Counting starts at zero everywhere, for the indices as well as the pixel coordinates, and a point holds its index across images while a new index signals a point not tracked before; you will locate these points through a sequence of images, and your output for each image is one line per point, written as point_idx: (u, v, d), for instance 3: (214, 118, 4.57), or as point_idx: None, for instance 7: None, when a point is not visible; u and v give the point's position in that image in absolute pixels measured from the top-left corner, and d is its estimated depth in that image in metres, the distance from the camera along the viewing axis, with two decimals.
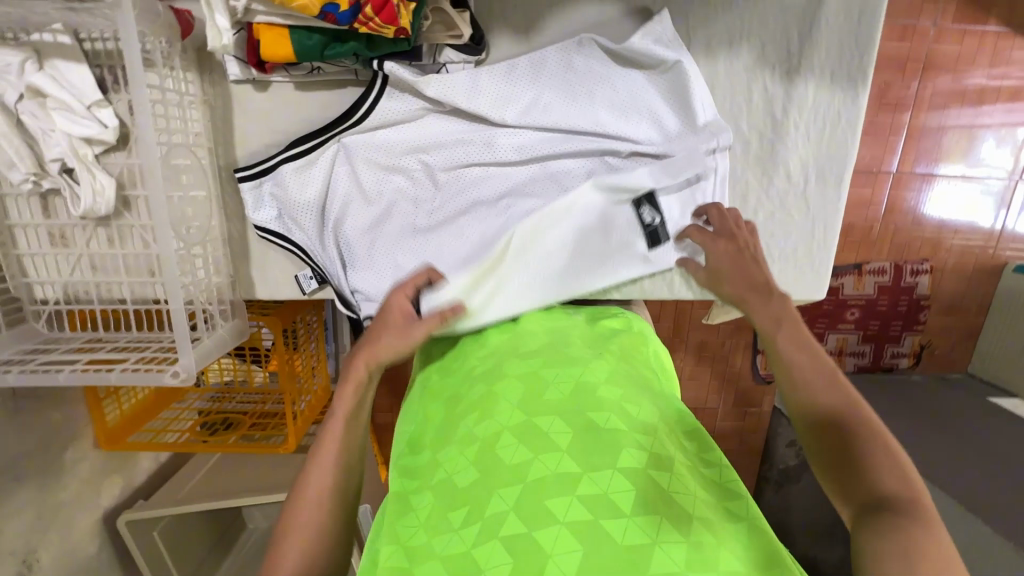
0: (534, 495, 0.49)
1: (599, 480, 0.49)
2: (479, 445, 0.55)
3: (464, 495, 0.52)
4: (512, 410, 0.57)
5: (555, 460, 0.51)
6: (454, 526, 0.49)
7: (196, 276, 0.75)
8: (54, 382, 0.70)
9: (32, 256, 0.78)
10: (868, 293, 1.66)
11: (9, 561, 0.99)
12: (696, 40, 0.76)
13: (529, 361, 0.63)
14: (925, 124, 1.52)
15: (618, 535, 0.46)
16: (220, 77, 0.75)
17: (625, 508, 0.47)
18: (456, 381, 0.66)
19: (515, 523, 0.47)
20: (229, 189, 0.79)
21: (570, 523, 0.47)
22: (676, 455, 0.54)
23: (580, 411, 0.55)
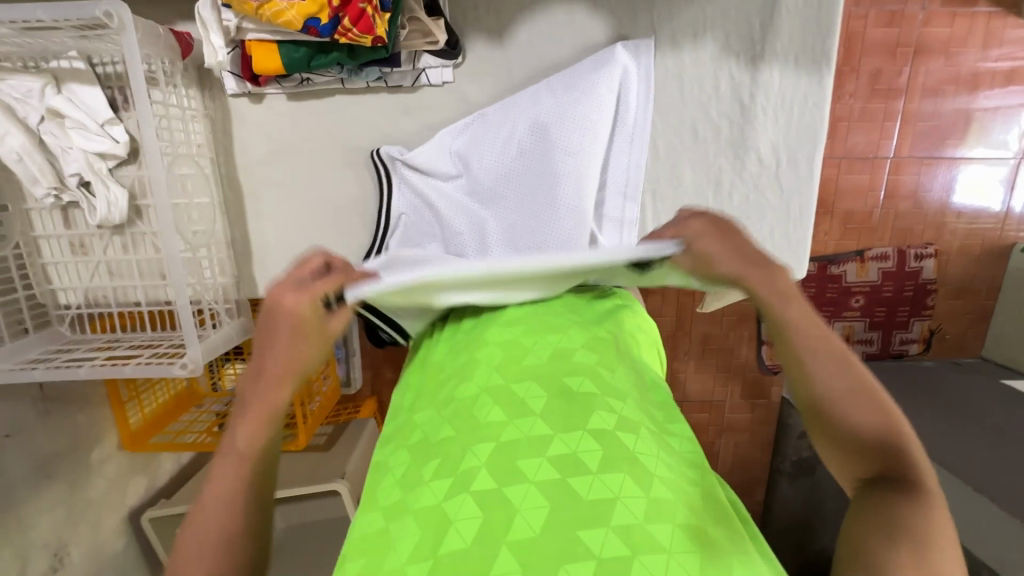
0: (504, 453, 0.51)
1: (568, 441, 0.51)
2: (457, 406, 0.58)
3: (440, 448, 0.55)
4: (490, 375, 0.60)
5: (528, 424, 0.54)
6: (426, 480, 0.52)
7: (203, 277, 0.81)
8: (76, 376, 0.76)
9: (56, 265, 0.86)
10: (872, 279, 1.65)
11: (42, 555, 1.05)
12: (661, 34, 0.80)
13: (509, 330, 0.66)
14: (919, 109, 1.52)
15: (581, 491, 0.47)
16: (219, 92, 0.82)
17: (590, 466, 0.49)
18: (442, 351, 0.70)
19: (487, 477, 0.49)
20: (230, 195, 0.85)
21: (538, 480, 0.49)
22: (645, 419, 0.56)
23: (556, 378, 0.59)
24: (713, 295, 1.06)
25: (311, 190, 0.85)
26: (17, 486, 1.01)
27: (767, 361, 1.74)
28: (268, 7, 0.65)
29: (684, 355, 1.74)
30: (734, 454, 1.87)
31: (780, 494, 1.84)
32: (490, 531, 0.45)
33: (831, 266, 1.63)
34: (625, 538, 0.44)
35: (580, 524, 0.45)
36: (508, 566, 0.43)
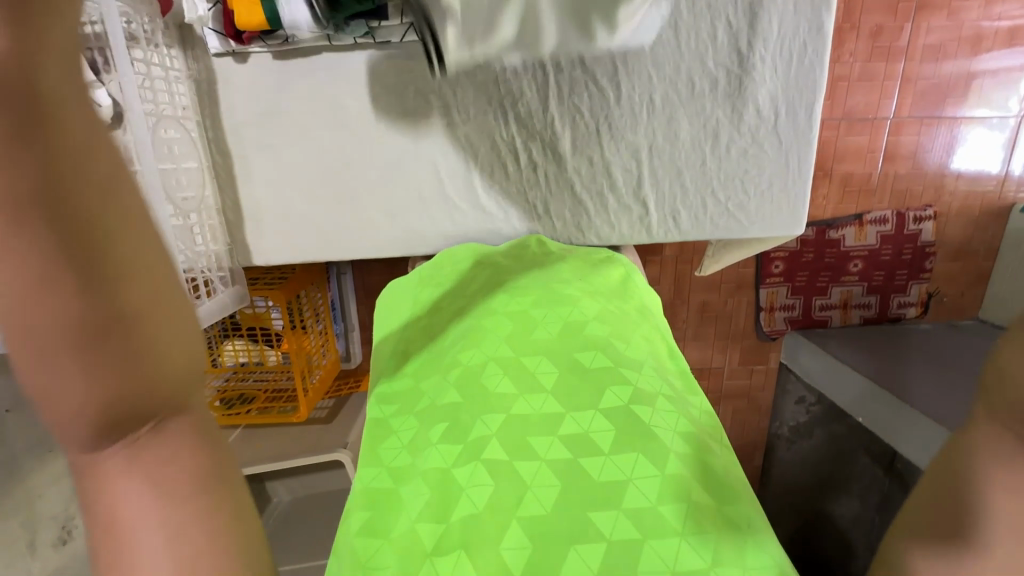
0: (514, 429, 0.51)
1: (581, 420, 0.51)
2: (464, 371, 0.58)
3: (448, 413, 0.55)
4: (499, 346, 0.60)
5: (539, 401, 0.53)
6: (434, 442, 0.52)
7: (195, 245, 0.82)
8: None
9: None
10: (870, 243, 1.65)
11: (52, 526, 1.05)
12: None
13: (518, 300, 0.66)
14: (920, 67, 1.49)
15: (593, 472, 0.47)
16: (202, 52, 0.78)
17: (602, 447, 0.49)
18: (447, 317, 0.69)
19: (495, 449, 0.49)
20: (220, 161, 0.83)
21: (549, 458, 0.48)
22: (663, 390, 0.55)
23: (568, 352, 0.58)
24: (713, 256, 1.06)
25: (303, 155, 0.83)
26: (21, 458, 1.01)
27: (766, 327, 1.74)
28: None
29: (683, 323, 1.74)
30: (734, 421, 1.88)
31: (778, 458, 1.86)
32: (500, 503, 0.46)
33: (829, 230, 1.63)
34: (641, 519, 0.43)
35: (592, 503, 0.45)
36: (520, 540, 0.43)
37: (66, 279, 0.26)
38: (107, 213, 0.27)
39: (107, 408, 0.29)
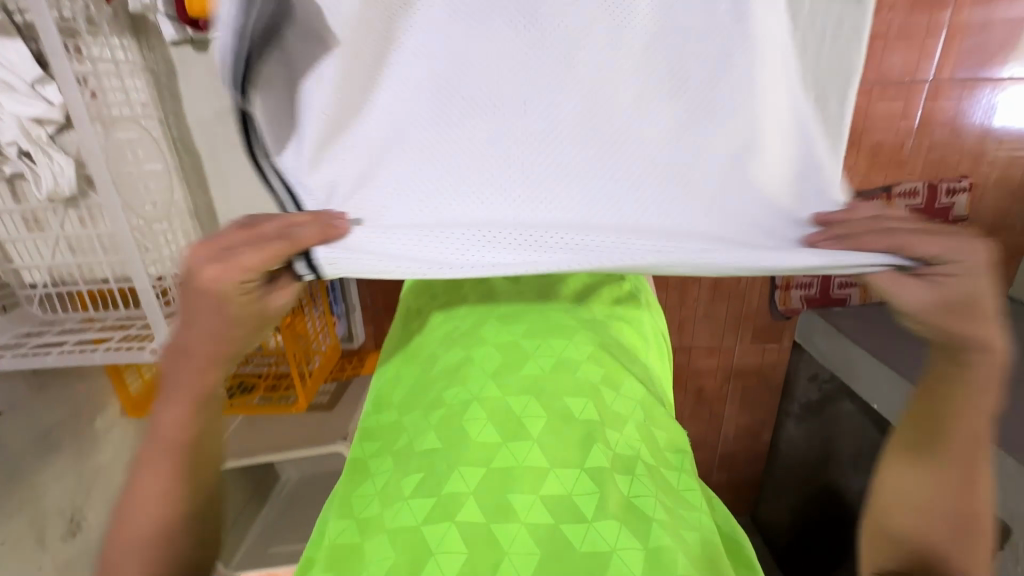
0: (494, 483, 0.47)
1: (565, 480, 0.47)
2: (446, 412, 0.53)
3: (425, 462, 0.50)
4: (484, 383, 0.55)
5: (523, 450, 0.49)
6: (406, 496, 0.48)
7: (163, 253, 0.75)
8: (43, 364, 0.72)
9: (13, 242, 0.80)
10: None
11: (59, 521, 1.08)
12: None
13: (510, 329, 0.60)
14: (970, 20, 1.27)
15: (575, 542, 0.44)
16: (158, 41, 0.73)
17: (585, 513, 0.45)
18: (434, 339, 0.64)
19: (473, 509, 0.45)
20: (189, 163, 0.79)
21: (529, 523, 0.45)
22: (639, 453, 0.52)
23: (555, 394, 0.53)
24: None
25: None
26: (19, 457, 1.01)
27: (780, 306, 1.67)
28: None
29: (694, 301, 1.66)
30: (744, 399, 1.84)
31: (788, 436, 1.83)
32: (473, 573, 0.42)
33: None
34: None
35: None
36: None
37: (177, 467, 0.51)
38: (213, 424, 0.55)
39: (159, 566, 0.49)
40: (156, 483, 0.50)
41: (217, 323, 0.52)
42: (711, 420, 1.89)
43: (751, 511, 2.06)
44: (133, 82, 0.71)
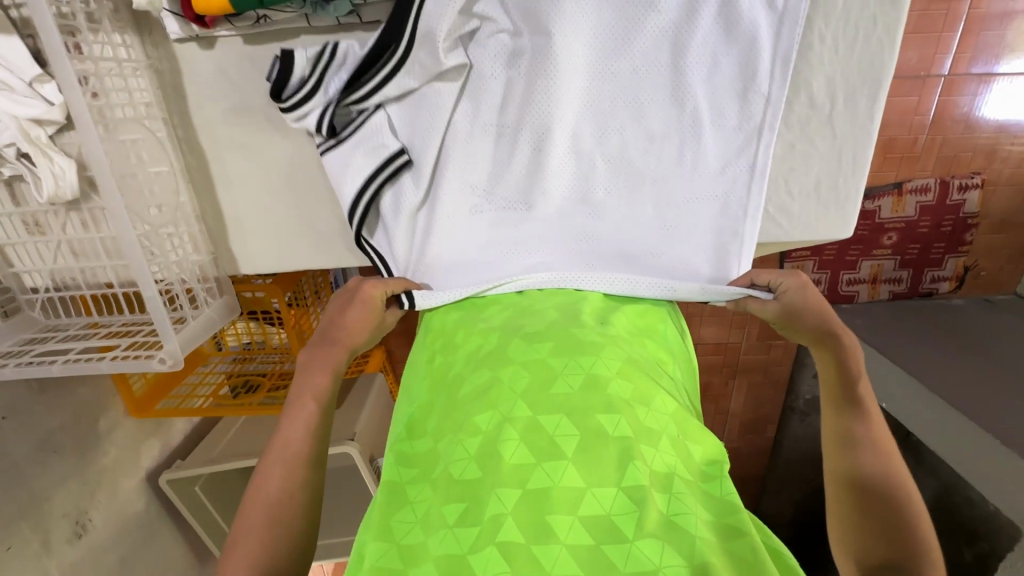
0: (532, 504, 0.47)
1: (602, 499, 0.47)
2: (479, 433, 0.53)
3: (465, 490, 0.50)
4: (514, 401, 0.54)
5: (559, 470, 0.49)
6: (448, 522, 0.48)
7: (170, 255, 0.73)
8: (48, 373, 0.70)
9: (14, 246, 0.77)
10: (908, 215, 1.43)
11: (64, 523, 1.07)
12: (660, 66, 0.68)
13: (536, 347, 0.60)
14: (987, 12, 1.24)
15: (618, 563, 0.44)
16: (162, 37, 0.68)
17: (626, 533, 0.45)
18: (460, 360, 0.63)
19: (514, 531, 0.45)
20: (194, 161, 0.74)
21: (568, 544, 0.45)
22: (676, 468, 0.51)
23: (588, 411, 0.52)
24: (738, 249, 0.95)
25: (289, 157, 0.74)
26: (21, 462, 0.99)
27: None
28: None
29: (701, 297, 1.65)
30: (749, 395, 1.84)
31: (792, 431, 1.82)
32: None
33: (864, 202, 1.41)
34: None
35: None
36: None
37: (295, 463, 0.58)
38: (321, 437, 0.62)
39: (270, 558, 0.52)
40: (274, 480, 0.56)
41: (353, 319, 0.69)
42: (716, 417, 1.89)
43: (754, 507, 2.07)
44: (134, 79, 0.68)
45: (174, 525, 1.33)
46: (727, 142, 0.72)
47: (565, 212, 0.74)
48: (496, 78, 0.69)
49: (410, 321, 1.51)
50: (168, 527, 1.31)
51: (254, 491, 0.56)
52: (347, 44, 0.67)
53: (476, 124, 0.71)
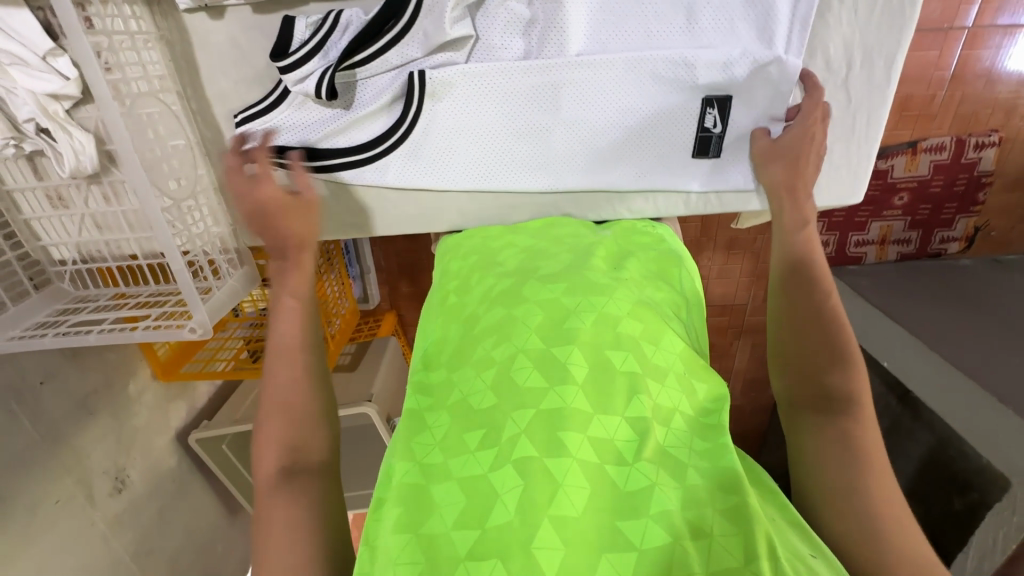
0: (543, 427, 0.56)
1: (607, 425, 0.57)
2: (498, 367, 0.63)
3: (482, 418, 0.60)
4: (528, 336, 0.64)
5: (569, 394, 0.58)
6: (471, 449, 0.57)
7: (193, 227, 0.75)
8: (85, 343, 0.74)
9: (39, 219, 0.79)
10: (921, 174, 1.41)
11: (103, 479, 1.14)
12: (674, 27, 0.69)
13: (551, 287, 0.69)
14: None
15: (620, 481, 0.54)
16: (170, 7, 0.67)
17: (627, 457, 0.55)
18: (474, 299, 0.73)
19: (529, 452, 0.55)
20: (209, 135, 0.75)
21: (580, 459, 0.54)
22: (678, 404, 0.61)
23: (599, 351, 0.62)
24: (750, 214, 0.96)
25: None
26: (62, 423, 1.05)
27: None
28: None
29: (708, 260, 1.66)
30: (753, 355, 1.88)
31: None
32: (530, 502, 0.51)
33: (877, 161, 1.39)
34: (666, 527, 0.50)
35: (621, 515, 0.51)
36: (551, 543, 0.49)
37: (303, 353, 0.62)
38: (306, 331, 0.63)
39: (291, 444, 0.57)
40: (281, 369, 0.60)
41: (288, 211, 0.66)
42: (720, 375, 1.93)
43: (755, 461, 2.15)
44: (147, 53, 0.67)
45: (204, 479, 1.41)
46: (749, 113, 0.74)
47: (567, 157, 0.77)
48: (509, 48, 0.70)
49: (420, 285, 1.54)
50: (198, 481, 1.39)
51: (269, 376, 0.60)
52: (351, 12, 0.66)
53: (483, 82, 0.71)
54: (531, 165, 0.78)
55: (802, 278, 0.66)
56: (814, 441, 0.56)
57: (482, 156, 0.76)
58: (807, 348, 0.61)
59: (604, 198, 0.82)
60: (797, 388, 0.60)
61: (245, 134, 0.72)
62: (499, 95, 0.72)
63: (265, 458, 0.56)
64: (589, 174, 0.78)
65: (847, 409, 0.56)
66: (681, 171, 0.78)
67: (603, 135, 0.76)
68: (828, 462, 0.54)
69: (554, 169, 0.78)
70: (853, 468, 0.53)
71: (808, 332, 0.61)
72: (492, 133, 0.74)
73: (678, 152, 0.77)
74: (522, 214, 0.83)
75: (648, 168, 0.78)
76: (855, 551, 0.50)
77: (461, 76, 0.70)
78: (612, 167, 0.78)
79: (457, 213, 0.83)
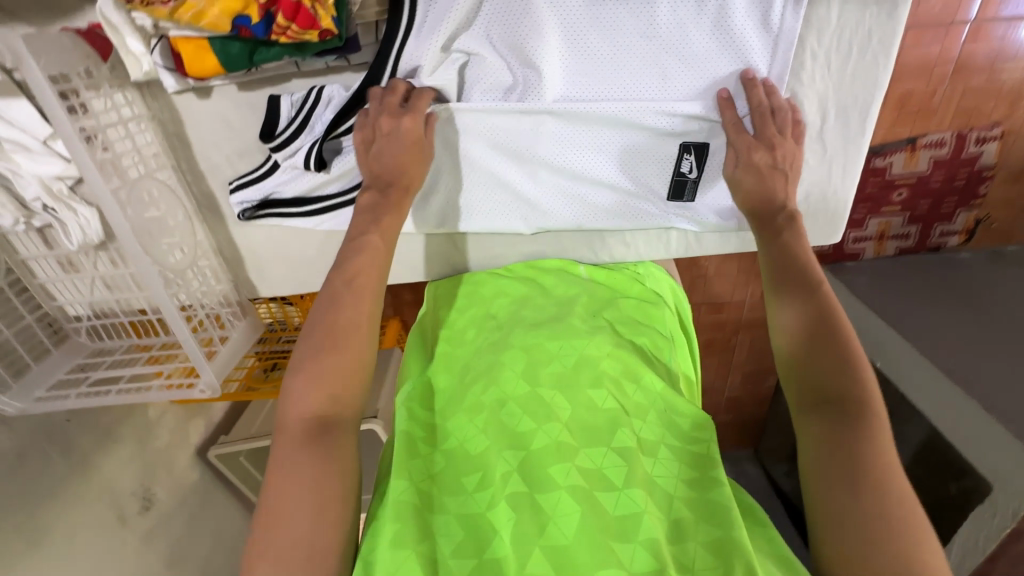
0: (532, 463, 0.61)
1: (594, 456, 0.61)
2: (488, 411, 0.67)
3: (477, 461, 0.63)
4: (515, 380, 0.69)
5: (554, 431, 0.63)
6: (469, 490, 0.60)
7: (200, 284, 0.80)
8: (102, 402, 0.79)
9: (52, 282, 0.84)
10: (921, 170, 1.27)
11: (132, 499, 1.21)
12: (648, 80, 0.69)
13: (534, 333, 0.74)
14: None
15: (610, 506, 0.57)
16: (159, 89, 0.69)
17: (616, 483, 0.59)
18: (466, 352, 0.75)
19: (518, 488, 0.59)
20: (204, 202, 0.78)
21: (568, 487, 0.58)
22: (663, 438, 0.66)
23: (579, 390, 0.67)
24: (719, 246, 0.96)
25: None
26: (90, 451, 1.13)
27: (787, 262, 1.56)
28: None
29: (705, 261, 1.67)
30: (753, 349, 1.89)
31: None
32: (522, 535, 0.55)
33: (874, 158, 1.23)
34: (654, 551, 0.53)
35: (614, 536, 0.54)
36: (542, 569, 0.52)
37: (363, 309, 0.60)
38: (361, 285, 0.60)
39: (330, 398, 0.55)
40: (339, 314, 0.59)
41: (405, 157, 0.64)
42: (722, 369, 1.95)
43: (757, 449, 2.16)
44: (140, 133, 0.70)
45: (226, 487, 1.50)
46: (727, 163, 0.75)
47: (551, 200, 0.79)
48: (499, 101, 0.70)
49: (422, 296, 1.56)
50: (220, 490, 1.47)
51: (327, 321, 0.58)
52: (333, 88, 0.68)
53: (469, 131, 0.72)
54: (517, 205, 0.79)
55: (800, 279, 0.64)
56: (817, 447, 0.53)
57: (473, 202, 0.79)
58: (811, 353, 0.58)
59: (586, 243, 0.85)
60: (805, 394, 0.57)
61: (237, 201, 0.75)
62: (483, 141, 0.73)
63: (305, 397, 0.54)
64: (573, 218, 0.80)
65: (855, 410, 0.53)
66: (662, 219, 0.80)
67: (584, 183, 0.77)
68: (833, 466, 0.51)
69: (540, 211, 0.80)
70: (854, 474, 0.49)
71: (812, 335, 0.59)
72: (482, 173, 0.76)
73: (656, 196, 0.78)
74: (510, 260, 0.87)
75: (629, 213, 0.80)
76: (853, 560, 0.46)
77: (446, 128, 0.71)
78: (594, 210, 0.80)
79: (445, 258, 0.87)
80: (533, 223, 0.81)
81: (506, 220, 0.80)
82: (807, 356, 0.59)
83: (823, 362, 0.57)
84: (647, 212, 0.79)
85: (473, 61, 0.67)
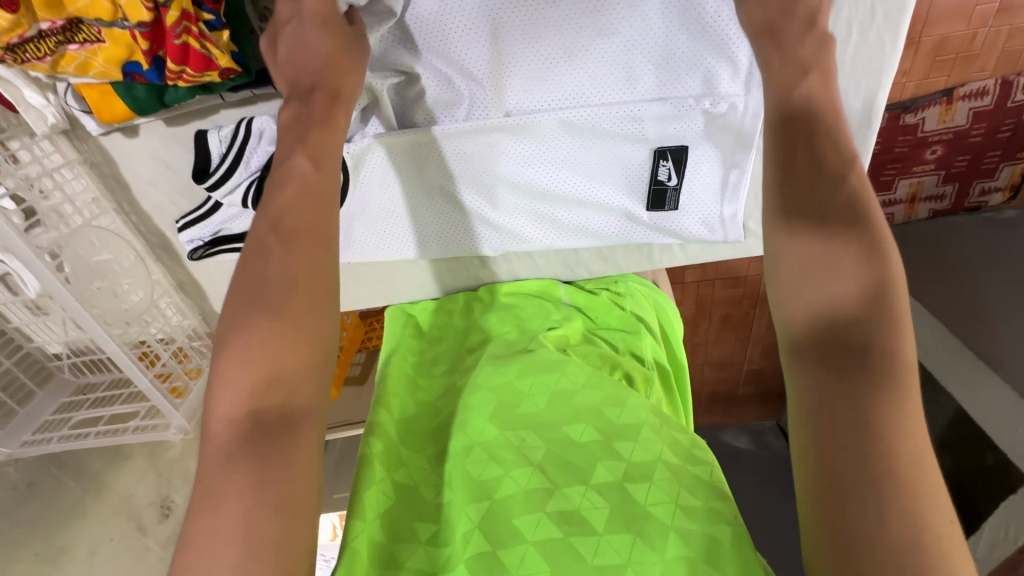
0: (496, 514, 0.51)
1: (570, 497, 0.52)
2: (454, 458, 0.59)
3: (436, 512, 0.56)
4: (484, 424, 0.61)
5: (523, 474, 0.54)
6: (423, 543, 0.54)
7: (166, 318, 0.79)
8: (83, 445, 0.82)
9: (26, 325, 0.82)
10: (959, 125, 0.95)
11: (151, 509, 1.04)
12: (609, 80, 0.61)
13: (503, 370, 0.66)
14: None
15: (587, 554, 0.47)
16: (84, 131, 0.65)
17: (595, 527, 0.49)
18: (436, 388, 0.71)
19: (482, 546, 0.49)
20: (155, 242, 0.75)
21: (535, 541, 0.49)
22: (660, 456, 0.55)
23: (552, 426, 0.60)
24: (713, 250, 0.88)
25: None
26: None
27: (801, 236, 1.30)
28: (24, 48, 0.49)
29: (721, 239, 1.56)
30: None
31: None
32: None
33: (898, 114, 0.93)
34: None
35: None
36: None
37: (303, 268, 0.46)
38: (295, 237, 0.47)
39: (266, 383, 0.42)
40: (260, 278, 0.45)
41: (332, 60, 0.52)
42: None
43: None
44: (75, 177, 0.67)
45: None
46: (709, 170, 0.67)
47: (515, 214, 0.71)
48: (454, 117, 0.64)
49: None
50: None
51: (251, 287, 0.45)
52: (261, 121, 0.62)
53: (417, 146, 0.65)
54: (478, 220, 0.72)
55: (839, 230, 0.43)
56: (810, 388, 0.40)
57: (433, 223, 0.73)
58: (829, 300, 0.42)
59: (562, 261, 0.80)
60: (801, 328, 0.43)
61: (186, 239, 0.70)
62: (432, 155, 0.66)
63: (234, 384, 0.42)
64: (538, 232, 0.73)
65: (873, 355, 0.39)
66: (639, 232, 0.73)
67: (547, 194, 0.69)
68: (834, 425, 0.38)
69: (504, 225, 0.72)
70: (862, 430, 0.37)
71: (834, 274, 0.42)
72: (437, 189, 0.69)
73: (627, 206, 0.70)
74: (485, 281, 0.83)
75: (600, 226, 0.72)
76: (846, 543, 0.35)
77: (397, 146, 0.65)
78: (563, 223, 0.72)
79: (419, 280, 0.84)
80: (494, 239, 0.74)
81: (469, 236, 0.74)
82: (821, 300, 0.42)
83: (841, 306, 0.41)
84: (620, 225, 0.72)
85: (408, 82, 0.62)
